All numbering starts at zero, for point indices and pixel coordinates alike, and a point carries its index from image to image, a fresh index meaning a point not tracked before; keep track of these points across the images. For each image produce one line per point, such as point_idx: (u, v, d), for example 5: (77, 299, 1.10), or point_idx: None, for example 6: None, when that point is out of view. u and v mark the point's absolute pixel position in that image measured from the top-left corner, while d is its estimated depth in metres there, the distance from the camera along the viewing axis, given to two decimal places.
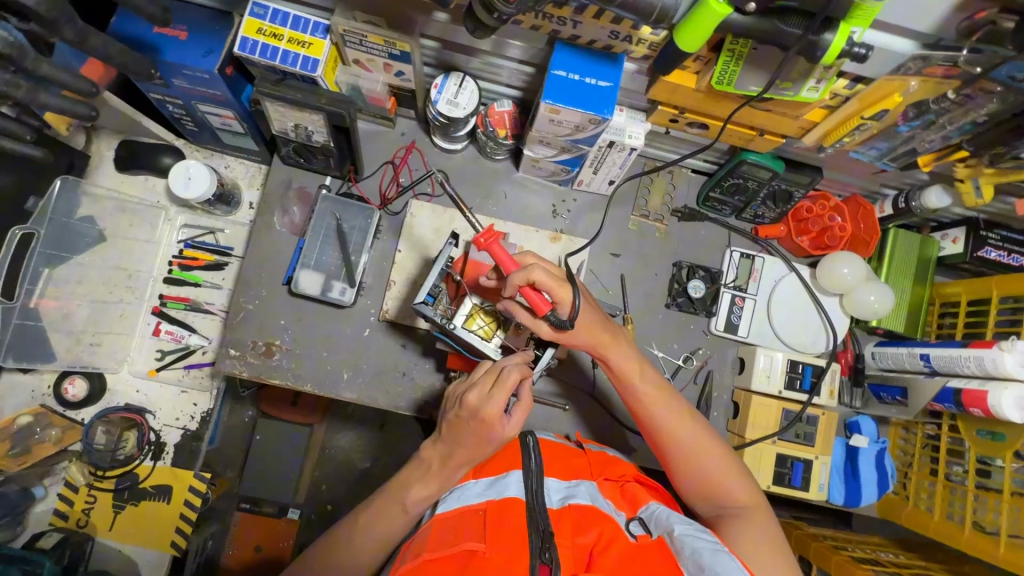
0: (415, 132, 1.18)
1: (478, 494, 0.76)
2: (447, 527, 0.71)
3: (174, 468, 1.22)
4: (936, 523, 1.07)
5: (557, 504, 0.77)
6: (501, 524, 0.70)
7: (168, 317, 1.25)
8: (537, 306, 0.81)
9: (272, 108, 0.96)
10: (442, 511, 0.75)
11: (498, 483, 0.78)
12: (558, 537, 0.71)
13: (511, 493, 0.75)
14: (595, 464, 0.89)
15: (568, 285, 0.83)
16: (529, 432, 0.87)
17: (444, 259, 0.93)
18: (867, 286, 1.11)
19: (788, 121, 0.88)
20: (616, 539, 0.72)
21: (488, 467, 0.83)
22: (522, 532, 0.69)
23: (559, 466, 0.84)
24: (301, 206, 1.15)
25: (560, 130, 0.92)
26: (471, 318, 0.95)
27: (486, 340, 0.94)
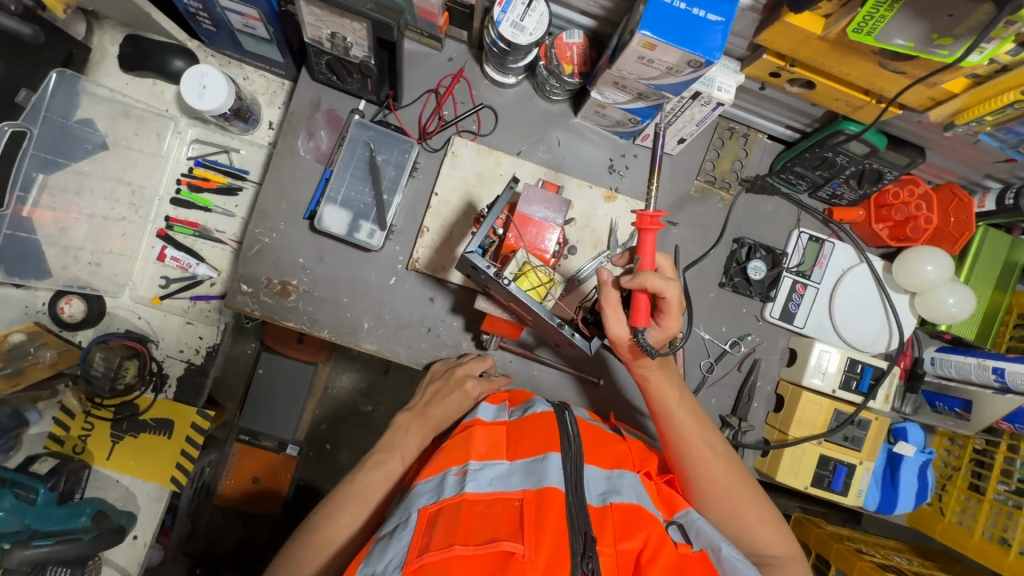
0: (464, 58, 1.03)
1: (512, 481, 0.66)
2: (477, 516, 0.61)
3: (177, 402, 1.15)
4: (975, 542, 1.03)
5: (597, 501, 0.66)
6: (540, 522, 0.60)
7: (175, 242, 1.14)
8: (639, 315, 0.73)
9: (307, 10, 0.81)
10: (473, 492, 0.64)
11: (535, 466, 0.67)
12: (599, 543, 0.61)
13: (551, 482, 0.64)
14: (635, 454, 0.78)
15: (681, 319, 0.76)
16: (566, 410, 0.77)
17: (496, 209, 0.82)
18: (949, 288, 1.00)
19: (920, 88, 0.74)
20: (664, 548, 0.62)
21: (521, 444, 0.71)
22: (563, 533, 0.60)
23: (598, 452, 0.74)
24: (329, 130, 1.02)
25: (646, 71, 0.78)
26: (522, 276, 0.83)
27: (539, 303, 0.83)
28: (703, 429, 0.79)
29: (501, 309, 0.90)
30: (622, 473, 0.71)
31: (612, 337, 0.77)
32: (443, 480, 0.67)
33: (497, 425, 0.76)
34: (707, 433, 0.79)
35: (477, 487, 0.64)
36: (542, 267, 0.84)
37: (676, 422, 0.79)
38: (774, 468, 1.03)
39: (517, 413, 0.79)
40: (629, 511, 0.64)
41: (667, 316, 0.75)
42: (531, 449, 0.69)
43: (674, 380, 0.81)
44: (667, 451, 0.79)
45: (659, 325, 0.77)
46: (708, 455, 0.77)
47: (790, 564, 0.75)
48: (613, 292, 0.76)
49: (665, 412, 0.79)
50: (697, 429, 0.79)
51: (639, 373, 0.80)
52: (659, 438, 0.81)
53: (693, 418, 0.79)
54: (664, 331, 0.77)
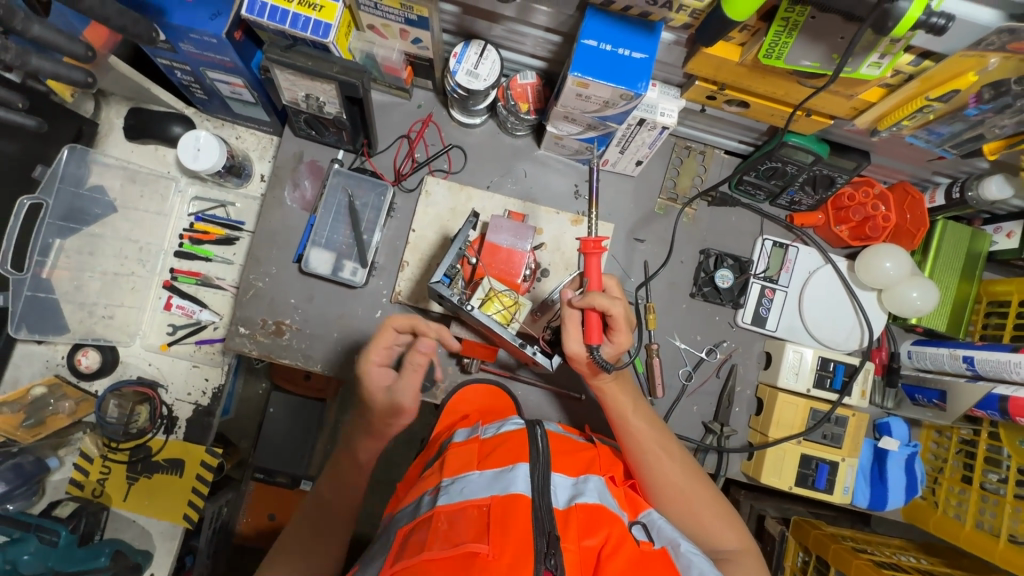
0: (431, 104, 1.12)
1: (482, 487, 0.69)
2: (446, 524, 0.65)
3: (186, 442, 1.22)
4: (968, 533, 1.02)
5: (563, 504, 0.70)
6: (505, 525, 0.64)
7: (180, 291, 1.23)
8: (593, 332, 0.80)
9: (282, 76, 0.91)
10: (444, 504, 0.67)
11: (503, 475, 0.71)
12: (563, 540, 0.64)
13: (518, 489, 0.68)
14: (601, 461, 0.83)
15: (631, 334, 0.82)
16: (537, 424, 0.81)
17: (461, 241, 0.90)
18: (911, 282, 1.03)
19: (840, 101, 0.80)
20: (623, 543, 0.66)
21: (491, 457, 0.75)
22: (527, 535, 0.63)
23: (565, 461, 0.78)
24: (313, 180, 1.11)
25: (587, 106, 0.86)
26: (488, 301, 0.89)
27: (505, 326, 0.89)
28: (657, 434, 0.85)
29: (475, 332, 0.98)
30: (587, 478, 0.75)
31: (570, 354, 0.83)
32: (419, 502, 0.72)
33: (470, 443, 0.80)
34: (661, 436, 0.85)
35: (449, 499, 0.68)
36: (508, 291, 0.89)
37: (633, 431, 0.85)
38: (758, 470, 1.06)
39: (491, 430, 0.84)
40: (591, 510, 0.68)
41: (618, 335, 0.81)
42: (502, 459, 0.74)
43: (630, 391, 0.88)
44: (625, 456, 0.86)
45: (613, 342, 0.83)
46: (663, 457, 0.83)
47: (745, 556, 0.80)
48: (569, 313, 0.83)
49: (622, 423, 0.85)
50: (652, 435, 0.85)
51: (597, 387, 0.87)
52: (618, 444, 0.87)
53: (647, 424, 0.86)
54: (617, 347, 0.83)
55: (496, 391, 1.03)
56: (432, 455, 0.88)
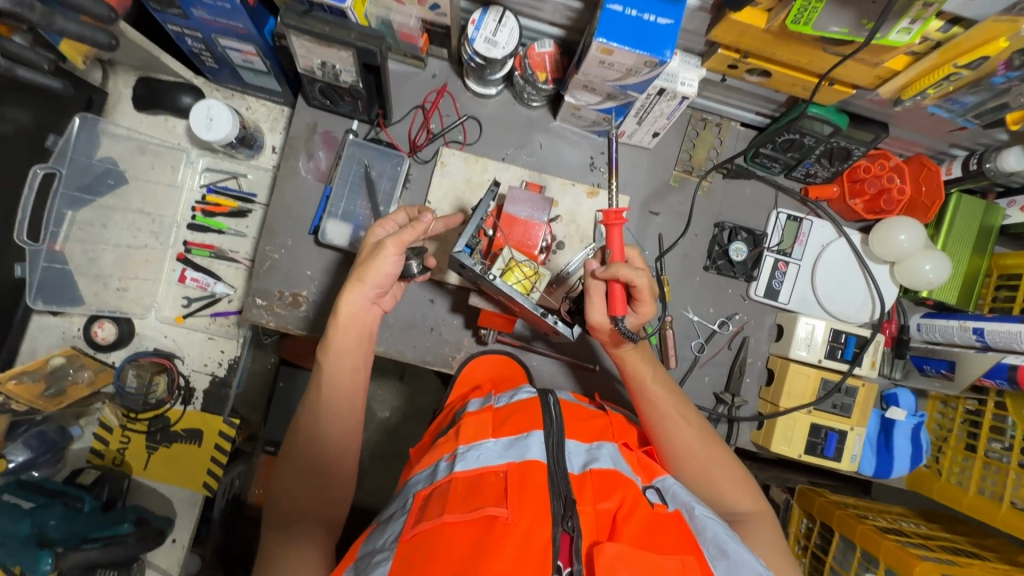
0: (446, 74, 1.10)
1: (497, 455, 0.70)
2: (464, 489, 0.66)
3: (204, 412, 1.23)
4: (970, 499, 1.05)
5: (578, 469, 0.71)
6: (523, 488, 0.65)
7: (193, 264, 1.24)
8: (617, 303, 0.81)
9: (298, 43, 0.90)
10: (462, 469, 0.68)
11: (518, 443, 0.71)
12: (579, 504, 0.66)
13: (532, 455, 0.69)
14: (616, 428, 0.84)
15: (655, 305, 0.84)
16: (549, 394, 0.81)
17: (482, 210, 0.90)
18: (925, 255, 1.04)
19: (866, 69, 0.79)
20: (637, 507, 0.68)
21: (505, 425, 0.76)
22: (544, 498, 0.64)
23: (579, 429, 0.79)
24: (327, 151, 1.10)
25: (609, 74, 0.85)
26: (509, 271, 0.90)
27: (526, 295, 0.90)
28: (675, 401, 0.87)
29: (494, 303, 0.99)
30: (601, 445, 0.76)
31: (592, 324, 0.85)
32: (435, 467, 0.72)
33: (485, 411, 0.80)
34: (679, 403, 0.88)
35: (466, 464, 0.68)
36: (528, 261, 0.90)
37: (650, 396, 0.88)
38: (768, 439, 1.08)
39: (504, 400, 0.85)
40: (606, 476, 0.70)
41: (642, 304, 0.83)
42: (515, 427, 0.74)
43: (649, 360, 0.90)
44: (643, 421, 0.88)
45: (636, 312, 0.85)
46: (680, 422, 0.86)
47: (757, 519, 0.81)
48: (593, 284, 0.84)
49: (641, 389, 0.88)
50: (670, 401, 0.87)
51: (617, 355, 0.90)
52: (636, 410, 0.90)
53: (666, 390, 0.88)
54: (640, 317, 0.85)
55: (507, 360, 1.04)
56: (445, 424, 0.88)
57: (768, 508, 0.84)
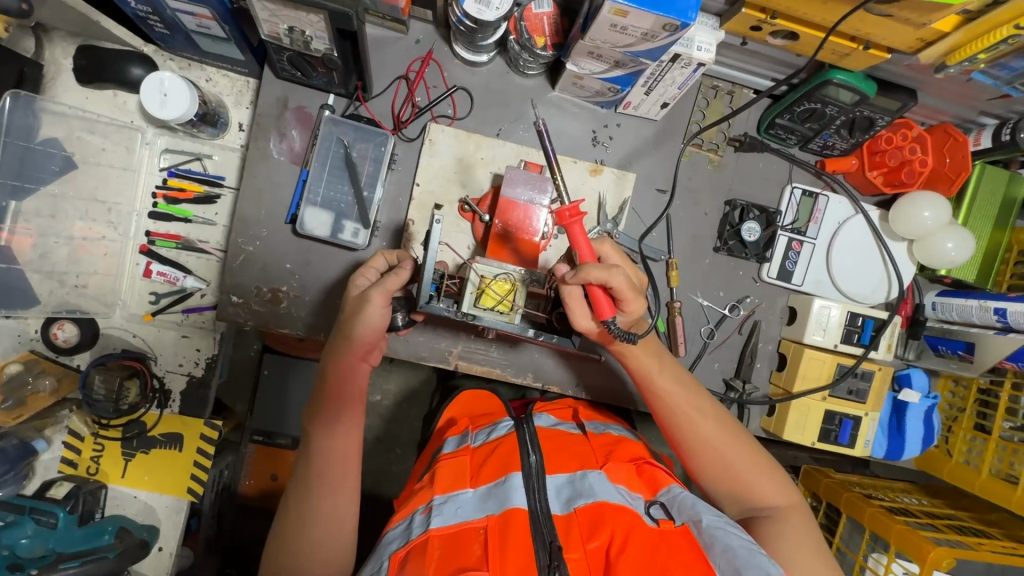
0: (431, 39, 0.98)
1: (474, 509, 0.66)
2: (442, 550, 0.62)
3: (182, 416, 1.15)
4: (983, 480, 1.03)
5: (562, 509, 0.67)
6: (504, 545, 0.61)
7: (158, 256, 1.12)
8: (602, 308, 0.73)
9: (260, 5, 0.77)
10: (437, 526, 0.64)
11: (496, 491, 0.68)
12: (566, 550, 0.62)
13: (513, 503, 0.65)
14: (600, 450, 0.78)
15: (641, 300, 0.76)
16: (524, 425, 0.79)
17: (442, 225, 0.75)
18: (947, 232, 0.99)
19: (909, 30, 0.70)
20: (632, 534, 0.62)
21: (483, 470, 0.72)
22: (528, 551, 0.61)
23: (561, 459, 0.74)
24: (301, 129, 0.98)
25: (620, 39, 0.75)
26: (483, 295, 0.79)
27: (508, 317, 0.79)
28: (686, 394, 0.82)
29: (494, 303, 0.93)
30: (585, 474, 0.71)
31: (582, 331, 0.78)
32: (411, 520, 0.67)
33: (460, 452, 0.75)
34: (693, 395, 0.82)
35: (442, 520, 0.64)
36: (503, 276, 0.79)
37: (659, 392, 0.82)
38: (781, 426, 1.04)
39: (481, 438, 0.80)
40: (592, 512, 0.64)
41: (628, 303, 0.75)
42: (492, 473, 0.70)
43: (655, 351, 0.83)
44: (657, 416, 0.84)
45: (624, 312, 0.77)
46: (695, 418, 0.81)
47: (789, 513, 0.77)
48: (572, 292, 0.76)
49: (648, 386, 0.83)
50: (680, 394, 0.82)
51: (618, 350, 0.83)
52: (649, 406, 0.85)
53: (676, 384, 0.82)
54: (630, 315, 0.78)
55: (481, 393, 0.97)
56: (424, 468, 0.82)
57: (800, 498, 0.80)
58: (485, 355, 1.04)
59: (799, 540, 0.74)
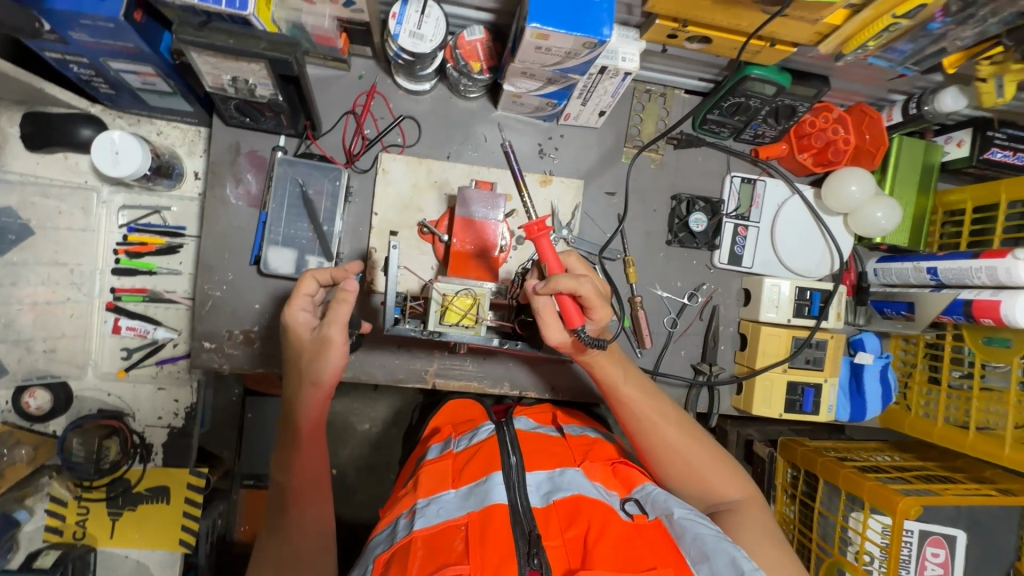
0: (373, 73, 1.02)
1: (457, 506, 0.68)
2: (425, 548, 0.62)
3: (167, 468, 1.15)
4: (939, 429, 1.09)
5: (541, 502, 0.70)
6: (484, 540, 0.63)
7: (126, 312, 1.13)
8: (570, 316, 0.77)
9: (201, 59, 0.80)
10: (421, 527, 0.65)
11: (478, 490, 0.70)
12: (546, 538, 0.65)
13: (494, 499, 0.68)
14: (578, 450, 0.82)
15: (608, 306, 0.80)
16: (505, 428, 0.83)
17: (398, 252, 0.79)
18: (875, 203, 1.06)
19: (805, 26, 0.77)
20: (609, 523, 0.66)
21: (465, 471, 0.75)
22: (508, 542, 0.63)
23: (540, 458, 0.78)
24: (256, 173, 1.00)
25: (547, 59, 0.79)
26: (447, 312, 0.82)
27: (473, 330, 0.82)
28: (649, 399, 0.87)
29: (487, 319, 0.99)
30: (563, 470, 0.75)
31: (555, 343, 0.82)
32: (395, 525, 0.69)
33: (443, 458, 0.78)
34: (659, 406, 0.87)
35: (426, 521, 0.66)
36: (462, 292, 0.82)
37: (624, 398, 0.87)
38: (749, 403, 1.09)
39: (463, 443, 0.84)
40: (571, 503, 0.68)
41: (595, 309, 0.79)
42: (474, 473, 0.74)
43: (618, 360, 0.88)
44: (624, 423, 0.88)
45: (593, 320, 0.81)
46: (661, 424, 0.85)
47: (747, 506, 0.82)
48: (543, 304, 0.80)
49: (614, 393, 0.87)
50: (644, 400, 0.87)
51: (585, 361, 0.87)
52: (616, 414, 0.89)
53: (640, 390, 0.87)
54: (598, 324, 0.82)
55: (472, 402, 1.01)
56: (409, 475, 0.86)
57: (756, 492, 0.85)
58: (461, 369, 1.07)
59: (759, 532, 0.79)
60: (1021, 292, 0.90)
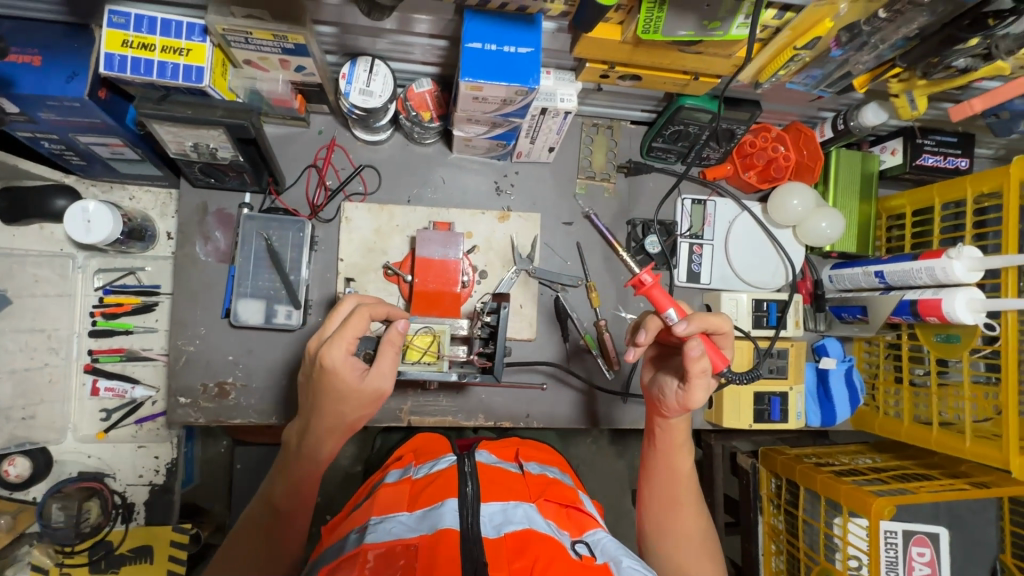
0: (332, 128, 1.08)
1: (409, 528, 0.70)
2: (372, 563, 0.65)
3: (148, 527, 1.15)
4: (906, 427, 1.11)
5: (492, 533, 0.71)
6: (432, 562, 0.64)
7: (104, 372, 1.15)
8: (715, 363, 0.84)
9: (162, 129, 0.85)
10: (371, 542, 0.68)
11: (431, 513, 0.72)
12: (492, 567, 0.65)
13: (446, 524, 0.69)
14: (535, 488, 0.83)
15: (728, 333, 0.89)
16: (466, 459, 0.84)
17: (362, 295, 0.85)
18: (818, 214, 1.11)
19: (721, 61, 0.83)
20: (555, 560, 0.66)
21: (421, 496, 0.77)
22: (455, 566, 0.64)
23: (496, 488, 0.79)
24: (224, 230, 1.05)
25: (486, 106, 0.85)
26: (409, 349, 0.86)
27: (436, 365, 0.86)
28: (687, 473, 0.93)
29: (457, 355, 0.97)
30: (518, 504, 0.76)
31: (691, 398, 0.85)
32: (345, 540, 0.72)
33: (402, 483, 0.81)
34: (695, 504, 0.92)
35: (376, 538, 0.68)
36: (421, 329, 0.86)
37: (671, 464, 0.92)
38: (720, 415, 1.12)
39: (423, 468, 0.85)
40: (521, 538, 0.69)
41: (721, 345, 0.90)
42: (429, 497, 0.75)
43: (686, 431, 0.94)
44: (651, 482, 0.94)
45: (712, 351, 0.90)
46: (681, 502, 0.91)
47: None
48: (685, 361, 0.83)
49: (664, 457, 0.93)
50: (685, 475, 0.92)
51: (664, 424, 0.92)
52: (649, 469, 0.95)
53: (687, 465, 0.93)
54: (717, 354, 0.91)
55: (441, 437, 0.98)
56: (363, 496, 0.87)
57: None
58: (434, 405, 1.10)
59: None
60: (960, 288, 0.94)
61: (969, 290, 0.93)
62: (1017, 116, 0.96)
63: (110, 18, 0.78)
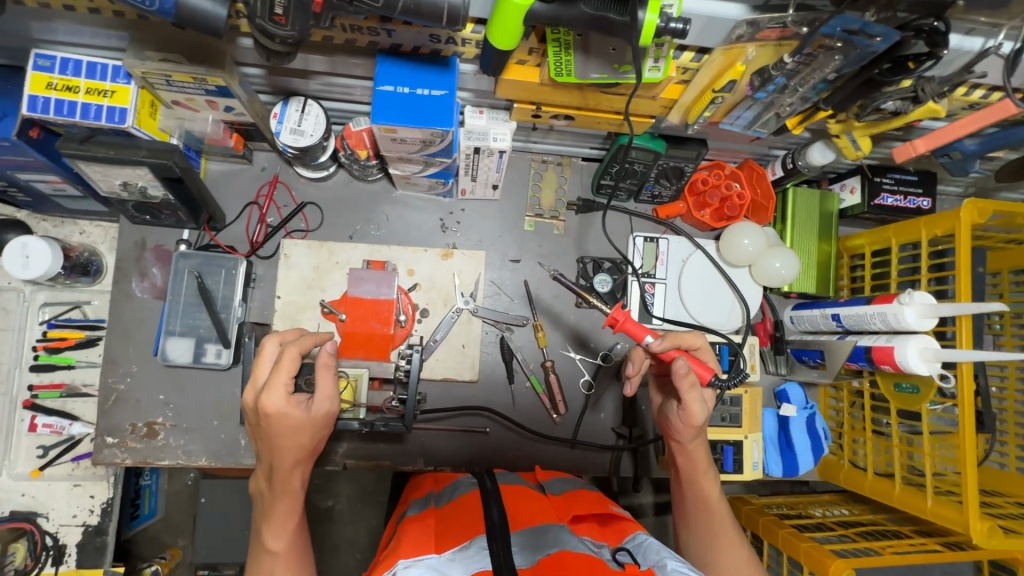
0: (275, 165, 1.08)
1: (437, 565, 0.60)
2: None
3: (80, 569, 1.13)
4: (870, 481, 1.04)
5: (527, 563, 0.60)
6: None
7: (44, 408, 1.13)
8: (701, 373, 0.83)
9: (89, 169, 0.85)
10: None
11: (462, 551, 0.63)
12: None
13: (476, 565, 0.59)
14: (561, 507, 0.75)
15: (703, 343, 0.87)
16: (489, 481, 0.80)
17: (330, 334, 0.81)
18: (772, 253, 1.08)
19: (649, 102, 0.82)
20: None
21: (446, 532, 0.69)
22: None
23: (524, 516, 0.71)
24: (161, 266, 1.04)
25: (409, 147, 0.84)
26: None
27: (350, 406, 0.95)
28: (718, 500, 0.85)
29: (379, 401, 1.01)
30: (549, 527, 0.67)
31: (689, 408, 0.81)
32: None
33: (426, 515, 0.74)
34: (733, 529, 0.83)
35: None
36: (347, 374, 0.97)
37: (698, 490, 0.85)
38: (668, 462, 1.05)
39: (444, 498, 0.81)
40: (557, 560, 0.59)
41: (703, 357, 0.87)
42: (457, 536, 0.67)
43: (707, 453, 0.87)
44: (685, 513, 0.86)
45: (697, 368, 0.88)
46: (719, 530, 0.83)
47: None
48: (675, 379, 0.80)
49: (691, 485, 0.86)
50: (716, 503, 0.84)
51: (686, 450, 0.86)
52: (682, 502, 0.87)
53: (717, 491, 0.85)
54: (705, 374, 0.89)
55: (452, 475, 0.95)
56: (390, 535, 0.80)
57: None
58: (372, 449, 1.06)
59: None
60: (913, 337, 0.90)
61: (922, 338, 0.89)
62: (969, 157, 0.91)
63: (35, 61, 0.79)
